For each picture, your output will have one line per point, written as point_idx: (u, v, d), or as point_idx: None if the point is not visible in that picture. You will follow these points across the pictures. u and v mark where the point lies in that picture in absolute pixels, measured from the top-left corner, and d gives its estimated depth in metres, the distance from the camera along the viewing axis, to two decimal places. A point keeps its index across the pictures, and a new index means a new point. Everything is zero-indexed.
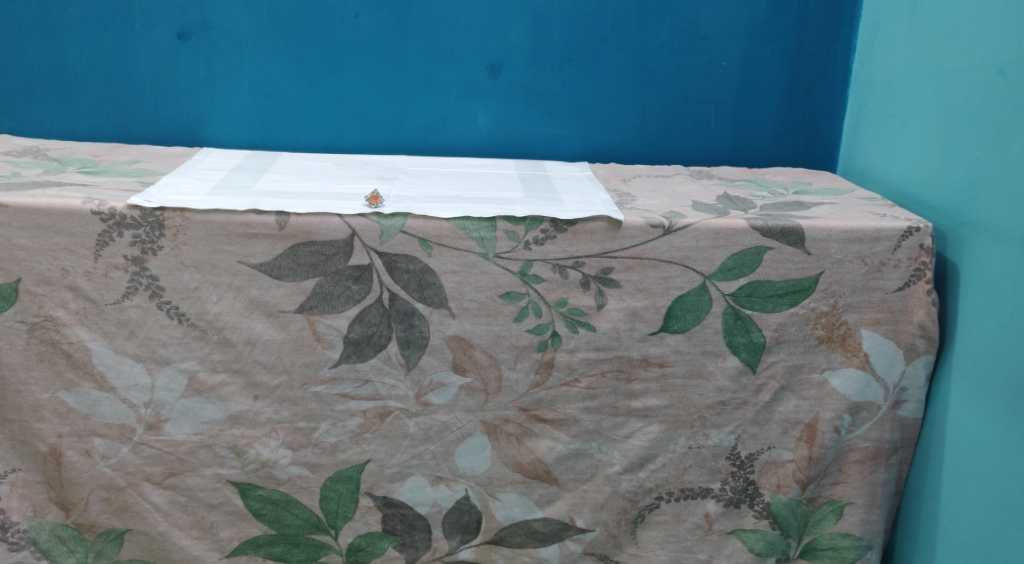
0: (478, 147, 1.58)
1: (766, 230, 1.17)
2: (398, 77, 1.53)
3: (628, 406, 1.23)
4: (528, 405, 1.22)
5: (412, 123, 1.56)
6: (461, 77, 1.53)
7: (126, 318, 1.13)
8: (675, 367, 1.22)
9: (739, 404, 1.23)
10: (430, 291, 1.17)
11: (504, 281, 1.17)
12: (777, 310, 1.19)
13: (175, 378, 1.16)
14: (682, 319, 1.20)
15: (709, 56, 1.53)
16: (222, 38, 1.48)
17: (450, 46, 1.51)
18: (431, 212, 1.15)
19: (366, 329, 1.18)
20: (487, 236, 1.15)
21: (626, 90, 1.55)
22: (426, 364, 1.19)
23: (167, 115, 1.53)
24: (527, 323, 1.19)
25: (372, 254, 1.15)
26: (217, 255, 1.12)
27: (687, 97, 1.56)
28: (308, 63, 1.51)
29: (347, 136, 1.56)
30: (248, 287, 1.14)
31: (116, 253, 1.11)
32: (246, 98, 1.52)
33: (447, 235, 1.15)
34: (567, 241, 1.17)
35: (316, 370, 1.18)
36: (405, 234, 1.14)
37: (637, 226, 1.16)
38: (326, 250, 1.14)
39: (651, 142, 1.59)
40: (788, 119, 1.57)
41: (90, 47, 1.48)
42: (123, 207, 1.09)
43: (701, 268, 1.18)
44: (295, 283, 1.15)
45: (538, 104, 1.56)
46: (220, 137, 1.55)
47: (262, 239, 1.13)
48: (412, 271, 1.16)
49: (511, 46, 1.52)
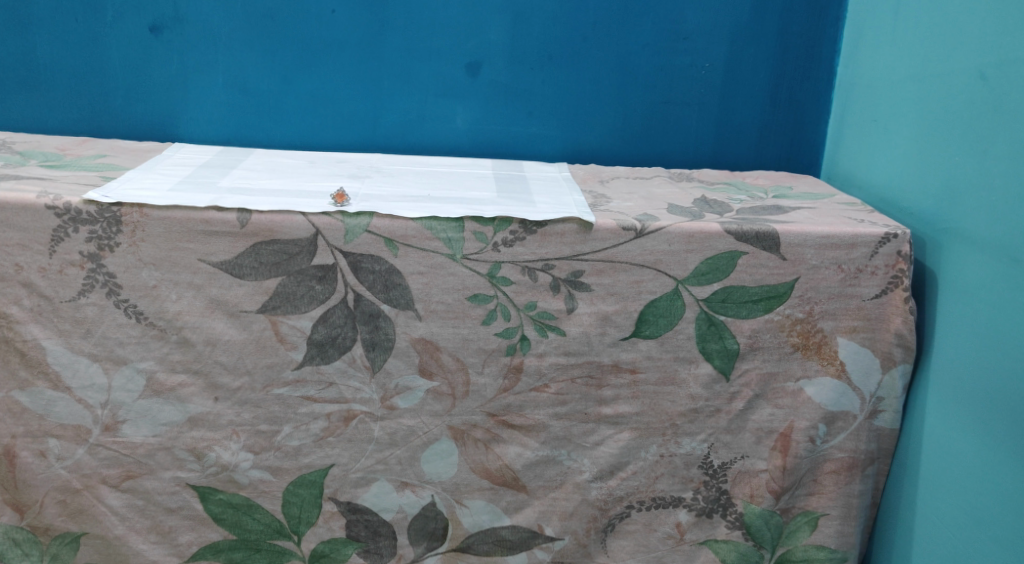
0: (456, 146, 1.56)
1: (741, 235, 1.14)
2: (374, 74, 1.50)
3: (599, 413, 1.21)
4: (496, 410, 1.20)
5: (389, 121, 1.53)
6: (439, 75, 1.51)
7: (82, 316, 1.10)
8: (647, 374, 1.19)
9: (711, 412, 1.20)
10: (396, 293, 1.14)
11: (472, 283, 1.14)
12: (751, 317, 1.17)
13: (132, 378, 1.13)
14: (654, 325, 1.17)
15: (691, 57, 1.50)
16: (195, 32, 1.45)
17: (427, 43, 1.48)
18: (397, 211, 1.12)
19: (330, 330, 1.15)
20: (455, 237, 1.13)
21: (606, 90, 1.53)
22: (392, 368, 1.17)
23: (138, 110, 1.50)
24: (496, 326, 1.16)
25: (337, 254, 1.12)
26: (176, 252, 1.09)
27: (669, 98, 1.53)
28: (282, 58, 1.48)
29: (322, 133, 1.53)
30: (209, 286, 1.11)
31: (71, 249, 1.08)
32: (220, 93, 1.50)
33: (414, 235, 1.12)
34: (537, 243, 1.14)
35: (279, 372, 1.15)
36: (370, 234, 1.11)
37: (608, 229, 1.14)
38: (289, 249, 1.11)
39: (632, 143, 1.56)
40: (772, 122, 1.54)
41: (61, 39, 1.45)
42: (78, 202, 1.06)
43: (674, 273, 1.15)
44: (258, 283, 1.12)
45: (517, 103, 1.53)
46: (193, 132, 1.52)
47: (223, 237, 1.10)
48: (378, 271, 1.13)
49: (490, 44, 1.49)
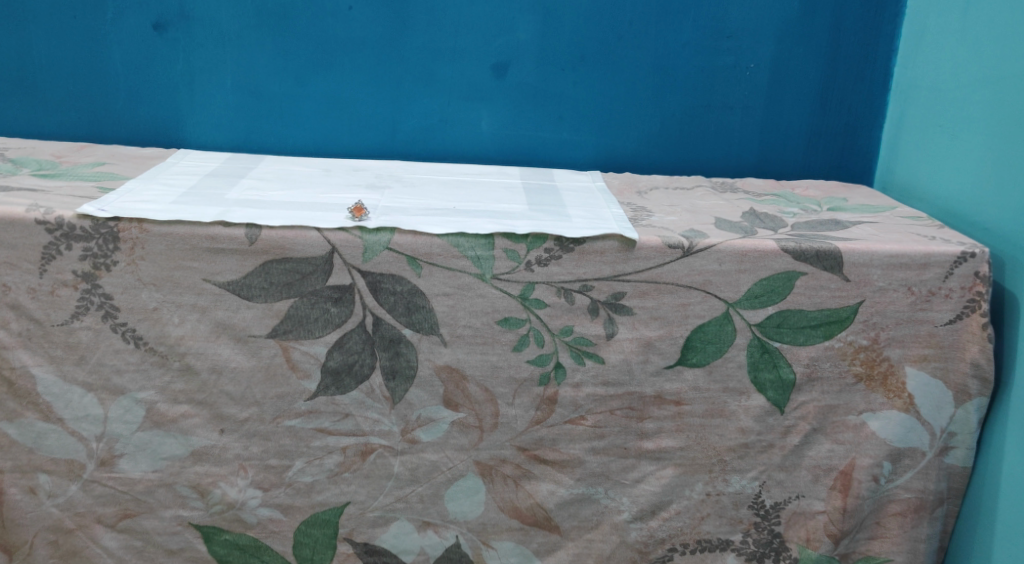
0: (482, 153, 1.46)
1: (799, 254, 1.03)
2: (394, 75, 1.40)
3: (640, 447, 1.10)
4: (527, 444, 1.09)
5: (410, 125, 1.43)
6: (464, 76, 1.40)
7: (75, 341, 1.00)
8: (693, 406, 1.09)
9: (764, 448, 1.09)
10: (419, 316, 1.04)
11: (503, 306, 1.04)
12: (809, 344, 1.05)
13: (130, 409, 1.03)
14: (701, 352, 1.06)
15: (735, 57, 1.40)
16: (202, 29, 1.35)
17: (451, 42, 1.38)
18: (421, 227, 1.02)
19: (347, 357, 1.05)
20: (484, 255, 1.02)
21: (643, 93, 1.43)
22: (414, 398, 1.07)
23: (142, 113, 1.40)
24: (528, 353, 1.06)
25: (354, 273, 1.02)
26: (179, 271, 0.99)
27: (710, 101, 1.43)
28: (296, 58, 1.38)
29: (338, 138, 1.44)
30: (214, 309, 1.01)
31: (64, 268, 0.98)
32: (230, 96, 1.40)
33: (439, 253, 1.02)
34: (573, 262, 1.04)
35: (291, 402, 1.05)
36: (391, 251, 1.01)
37: (653, 246, 1.03)
38: (302, 268, 1.01)
39: (670, 149, 1.47)
40: (820, 127, 1.45)
41: (58, 38, 1.36)
42: (71, 216, 0.97)
43: (724, 295, 1.05)
44: (267, 305, 1.02)
45: (547, 106, 1.43)
46: (200, 137, 1.42)
47: (230, 254, 0.99)
48: (399, 292, 1.03)
49: (519, 43, 1.39)
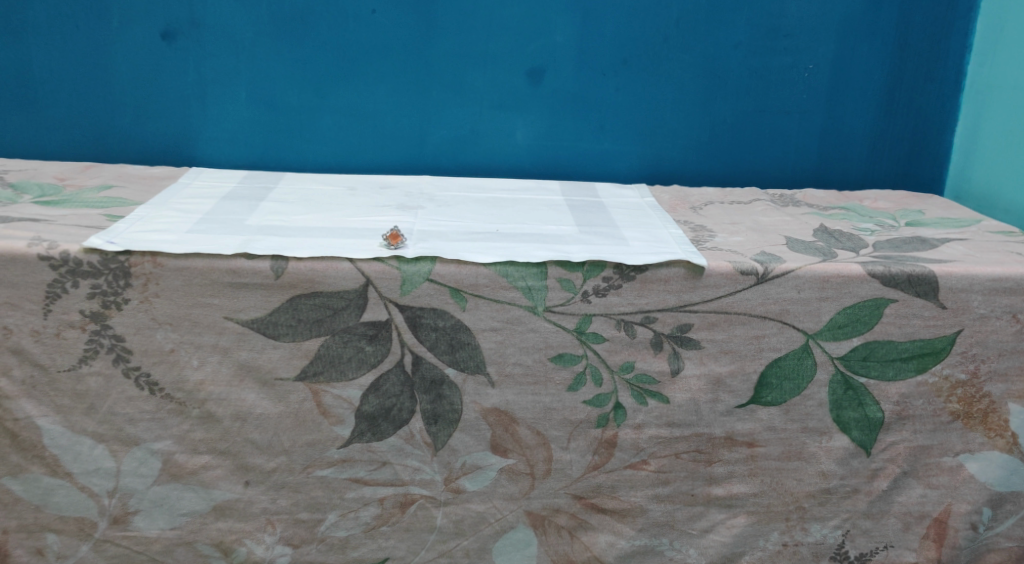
0: (518, 166, 1.35)
1: (889, 278, 0.92)
2: (422, 84, 1.29)
3: (708, 494, 0.99)
4: (583, 492, 0.99)
5: (440, 137, 1.32)
6: (497, 84, 1.29)
7: (84, 389, 0.90)
8: (768, 448, 0.98)
9: (847, 493, 0.98)
10: (464, 354, 0.93)
11: (556, 341, 0.94)
12: (899, 379, 0.94)
13: (146, 461, 0.93)
14: (777, 389, 0.96)
15: (792, 58, 1.29)
16: (214, 38, 1.24)
17: (484, 47, 1.27)
18: (466, 255, 0.91)
19: (383, 401, 0.94)
20: (536, 285, 0.92)
21: (692, 98, 1.32)
22: (458, 444, 0.96)
23: (150, 130, 1.29)
24: (584, 393, 0.95)
25: (392, 308, 0.91)
26: (197, 309, 0.89)
27: (765, 106, 1.32)
28: (317, 67, 1.27)
29: (363, 153, 1.32)
30: (237, 349, 0.91)
31: (70, 308, 0.87)
32: (245, 109, 1.28)
33: (486, 284, 0.91)
34: (634, 291, 0.93)
35: (322, 450, 0.95)
36: (432, 283, 0.91)
37: (723, 272, 0.92)
38: (333, 303, 0.91)
39: (720, 159, 1.36)
40: (884, 131, 1.34)
41: (58, 49, 1.24)
42: (78, 250, 0.86)
43: (804, 325, 0.94)
44: (295, 345, 0.91)
45: (588, 114, 1.32)
46: (213, 155, 1.31)
47: (254, 290, 0.89)
48: (442, 328, 0.93)
49: (557, 47, 1.28)
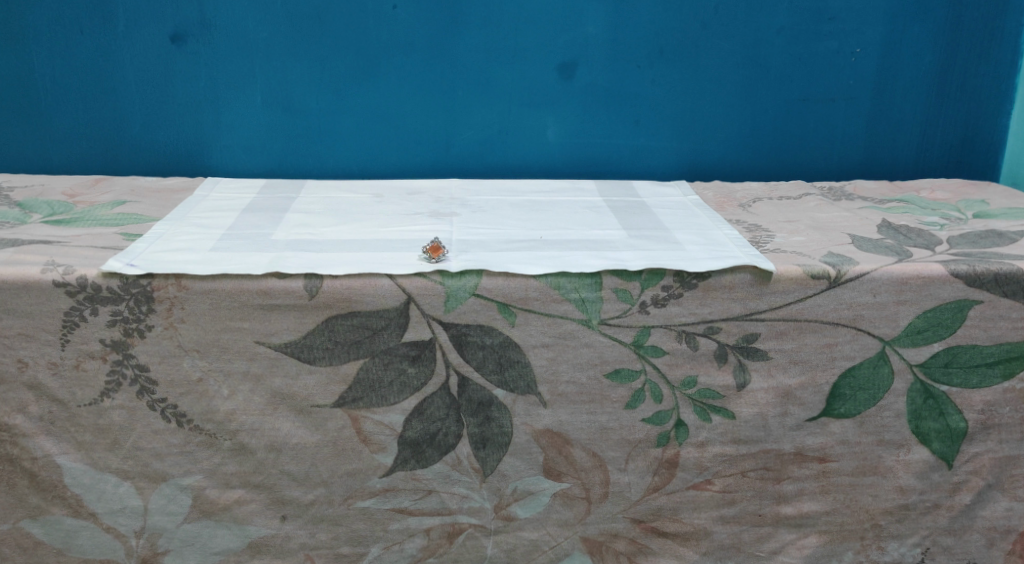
0: (549, 166, 1.27)
1: (974, 278, 0.85)
2: (448, 83, 1.20)
3: (777, 513, 0.93)
4: (643, 516, 0.92)
5: (466, 139, 1.24)
6: (526, 79, 1.21)
7: (106, 423, 0.83)
8: (841, 463, 0.91)
9: (927, 509, 0.92)
10: (514, 373, 0.87)
11: (613, 357, 0.87)
12: (983, 386, 0.88)
13: (174, 498, 0.86)
14: (851, 400, 0.89)
15: (838, 42, 1.21)
16: (227, 39, 1.16)
17: (511, 41, 1.18)
18: (514, 267, 0.84)
19: (427, 426, 0.87)
20: (590, 297, 0.85)
21: (733, 89, 1.23)
22: (509, 469, 0.90)
23: (161, 139, 1.21)
24: (643, 411, 0.89)
25: (435, 326, 0.85)
26: (226, 334, 0.82)
27: (809, 94, 1.24)
28: (334, 68, 1.18)
29: (384, 157, 1.24)
30: (269, 376, 0.84)
31: (90, 338, 0.80)
32: (258, 114, 1.20)
33: (536, 298, 0.84)
34: (696, 300, 0.86)
35: (364, 480, 0.88)
36: (479, 298, 0.84)
37: (793, 277, 0.85)
38: (372, 323, 0.84)
39: (764, 152, 1.27)
40: (937, 117, 1.26)
41: (61, 56, 1.16)
42: (96, 275, 0.79)
43: (879, 331, 0.87)
44: (333, 369, 0.84)
45: (622, 109, 1.24)
46: (228, 164, 1.23)
47: (287, 311, 0.82)
48: (489, 346, 0.86)
49: (588, 39, 1.19)
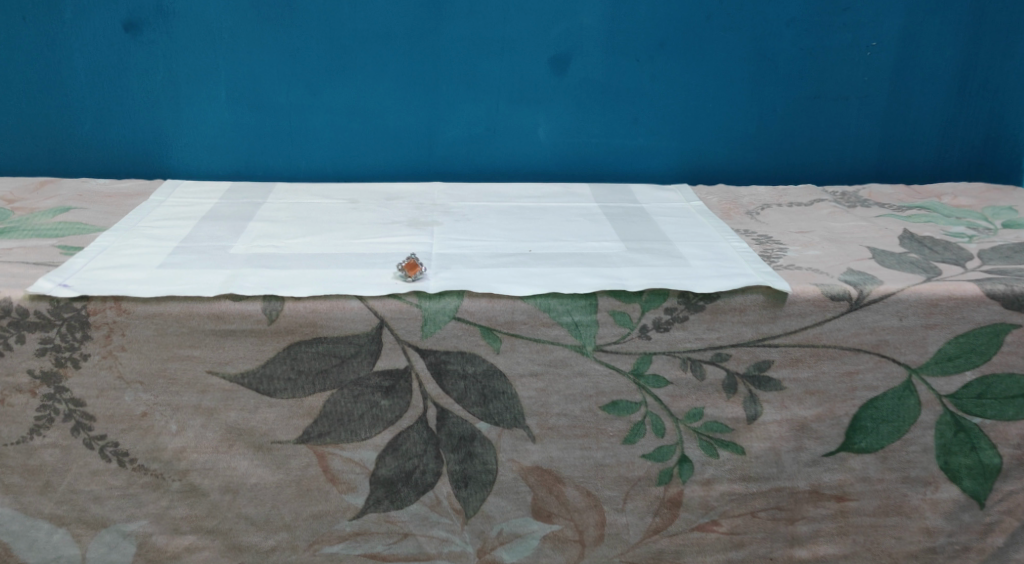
0: (539, 167, 1.17)
1: (1012, 300, 0.77)
2: (431, 78, 1.11)
3: (789, 556, 0.84)
4: (643, 559, 0.83)
5: (450, 138, 1.14)
6: (515, 74, 1.11)
7: (37, 464, 0.74)
8: (861, 502, 0.82)
9: (955, 552, 0.84)
10: (500, 404, 0.78)
11: (610, 387, 0.78)
12: (1020, 419, 0.80)
13: (117, 546, 0.77)
14: (873, 434, 0.80)
15: (853, 35, 1.12)
16: (187, 28, 1.06)
17: (499, 32, 1.09)
18: (499, 287, 0.75)
19: (403, 463, 0.78)
20: (585, 321, 0.76)
21: (739, 85, 1.14)
22: (494, 509, 0.81)
23: (116, 137, 1.11)
24: (643, 446, 0.80)
25: (411, 353, 0.75)
26: (173, 364, 0.72)
27: (820, 92, 1.15)
28: (306, 61, 1.08)
29: (362, 158, 1.15)
30: (223, 410, 0.74)
31: (17, 369, 0.71)
32: (223, 111, 1.10)
33: (524, 321, 0.75)
34: (703, 324, 0.77)
35: (332, 523, 0.79)
36: (459, 322, 0.75)
37: (810, 298, 0.77)
38: (341, 350, 0.75)
39: (771, 153, 1.18)
40: (958, 115, 1.17)
41: (4, 47, 1.06)
42: (22, 297, 0.69)
43: (905, 358, 0.78)
44: (296, 402, 0.75)
45: (619, 107, 1.14)
46: (191, 164, 1.13)
47: (243, 338, 0.73)
48: (472, 375, 0.77)
49: (583, 30, 1.09)
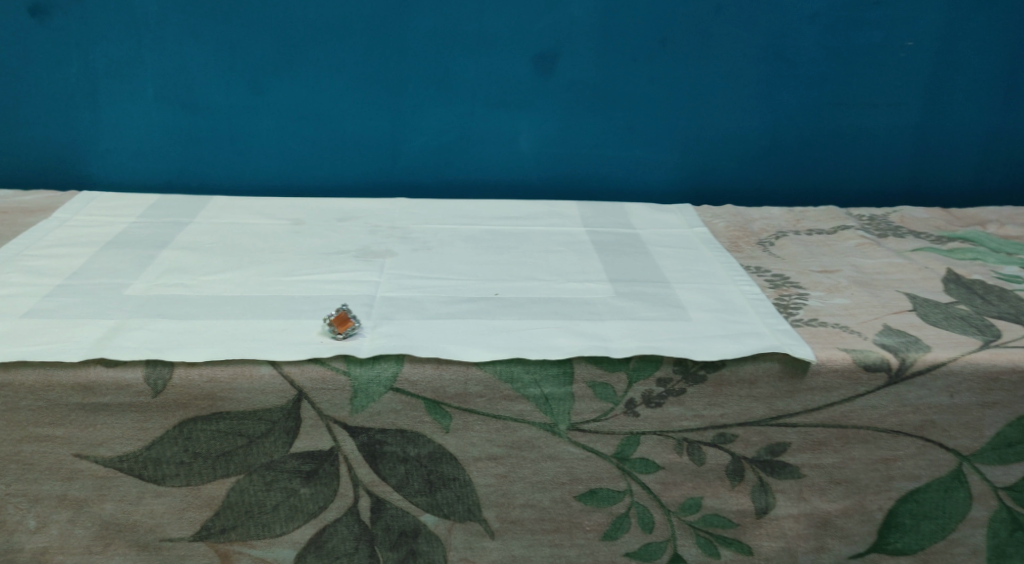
0: (519, 181, 1.01)
1: None
2: (394, 77, 0.95)
3: None
4: None
5: (415, 146, 0.98)
6: (491, 73, 0.95)
7: None
8: None
9: None
10: (450, 493, 0.62)
11: (588, 474, 0.63)
12: None
13: None
14: (912, 532, 0.66)
15: (886, 33, 0.95)
16: (102, 13, 0.89)
17: (473, 24, 0.92)
18: (449, 350, 0.60)
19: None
20: (555, 394, 0.61)
21: (752, 89, 0.98)
22: None
23: (25, 141, 0.95)
24: (629, 543, 0.65)
25: (338, 432, 0.60)
26: (29, 445, 0.58)
27: (845, 99, 0.99)
28: (244, 54, 0.92)
29: (314, 168, 0.99)
30: (96, 502, 0.59)
31: None
32: (149, 112, 0.94)
33: (478, 394, 0.60)
34: (705, 398, 0.61)
35: None
36: (397, 395, 0.59)
37: (839, 368, 0.61)
38: (247, 427, 0.59)
39: (787, 169, 1.02)
40: (1003, 127, 1.01)
41: None
42: None
43: (955, 443, 0.63)
44: (191, 491, 0.60)
45: (613, 113, 0.98)
46: (113, 173, 0.97)
47: (120, 413, 0.57)
48: (415, 458, 0.61)
49: (570, 24, 0.93)
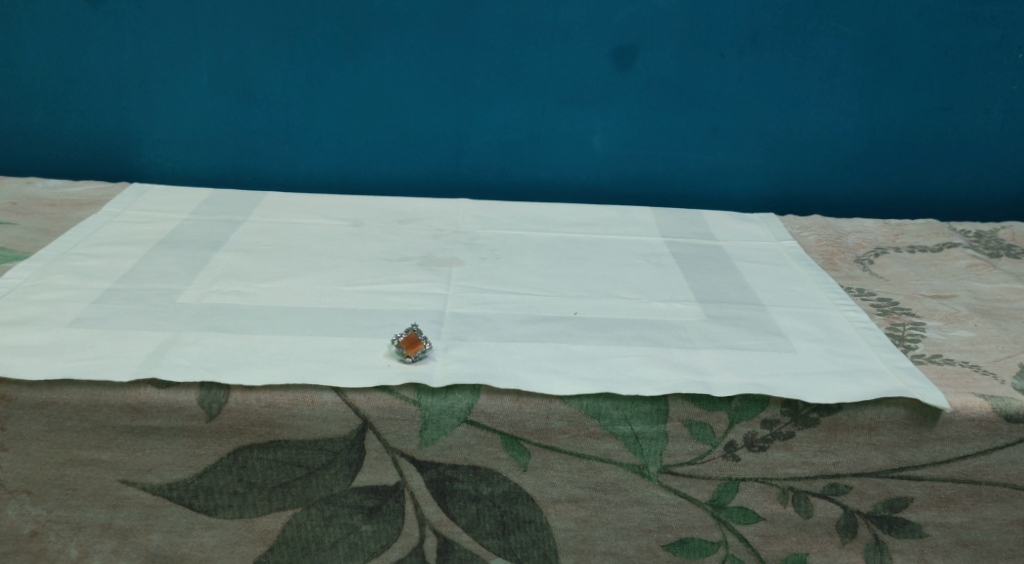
0: (591, 184, 0.95)
1: None
2: (463, 70, 0.88)
3: None
4: None
5: (481, 144, 0.92)
6: (566, 68, 0.88)
7: None
8: None
9: None
10: (525, 536, 0.56)
11: (680, 522, 0.56)
12: None
13: None
14: None
15: (1003, 32, 0.86)
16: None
17: (549, 14, 0.86)
18: (530, 380, 0.53)
19: None
20: (647, 432, 0.54)
21: (851, 91, 0.89)
22: None
23: (75, 131, 0.91)
24: None
25: (404, 465, 0.54)
26: (72, 469, 0.53)
27: (953, 103, 0.90)
28: (304, 43, 0.87)
29: (374, 164, 0.93)
30: (142, 532, 0.55)
31: None
32: (204, 103, 0.89)
33: (561, 430, 0.54)
34: (816, 443, 0.54)
35: None
36: (470, 428, 0.53)
37: (976, 417, 0.53)
38: (306, 457, 0.54)
39: (883, 178, 0.94)
40: None
41: None
42: None
43: None
44: (244, 524, 0.55)
45: (696, 113, 0.91)
46: (166, 166, 0.93)
47: (169, 438, 0.52)
48: (488, 497, 0.55)
49: (654, 16, 0.86)
